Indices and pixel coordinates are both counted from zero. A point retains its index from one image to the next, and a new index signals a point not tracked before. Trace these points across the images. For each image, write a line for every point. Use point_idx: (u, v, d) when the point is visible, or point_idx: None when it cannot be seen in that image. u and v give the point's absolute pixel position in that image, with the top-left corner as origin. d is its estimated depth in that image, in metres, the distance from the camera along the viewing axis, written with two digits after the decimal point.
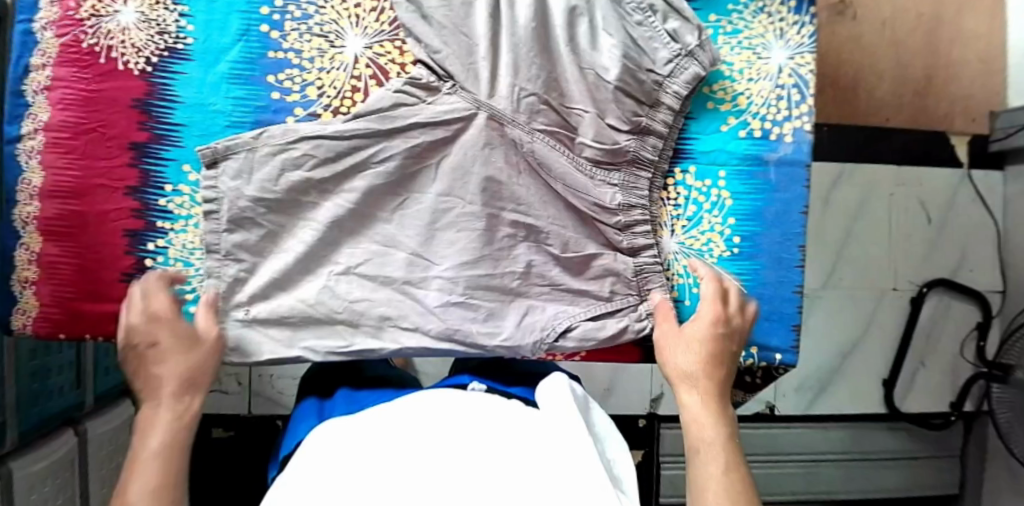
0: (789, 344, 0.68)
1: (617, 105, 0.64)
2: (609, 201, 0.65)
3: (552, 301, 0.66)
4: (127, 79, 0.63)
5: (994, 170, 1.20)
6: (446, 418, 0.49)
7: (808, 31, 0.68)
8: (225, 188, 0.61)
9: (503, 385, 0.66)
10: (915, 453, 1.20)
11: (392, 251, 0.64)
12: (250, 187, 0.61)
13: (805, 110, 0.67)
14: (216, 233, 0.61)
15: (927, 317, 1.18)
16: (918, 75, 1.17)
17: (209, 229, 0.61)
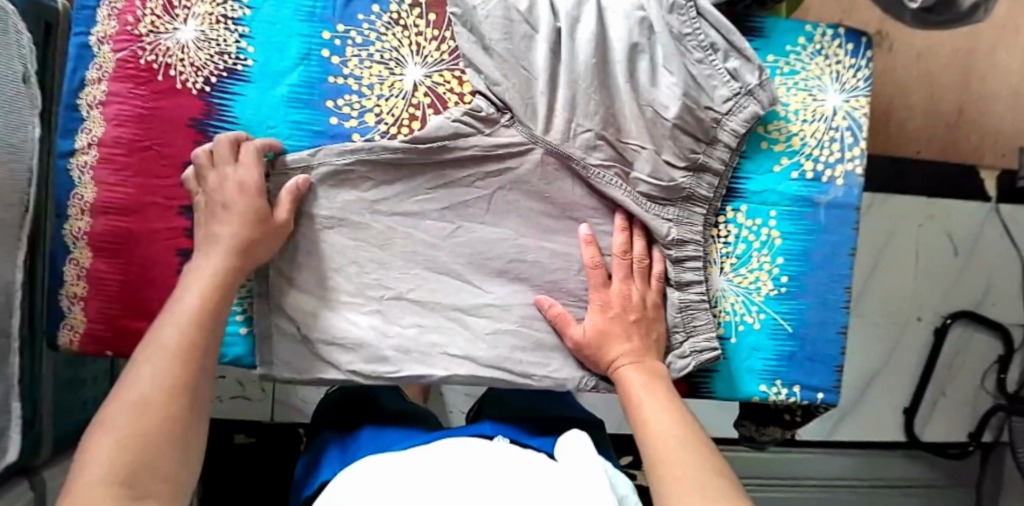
0: (831, 384, 0.68)
1: (673, 141, 0.65)
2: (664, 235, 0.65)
3: None
4: (185, 97, 0.63)
5: (1022, 204, 1.21)
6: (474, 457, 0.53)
7: (863, 75, 0.68)
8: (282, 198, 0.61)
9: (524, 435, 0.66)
10: (931, 482, 1.21)
11: (444, 277, 0.64)
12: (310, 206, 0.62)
13: (857, 153, 0.68)
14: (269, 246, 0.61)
15: (950, 349, 1.18)
16: (951, 108, 1.16)
17: None
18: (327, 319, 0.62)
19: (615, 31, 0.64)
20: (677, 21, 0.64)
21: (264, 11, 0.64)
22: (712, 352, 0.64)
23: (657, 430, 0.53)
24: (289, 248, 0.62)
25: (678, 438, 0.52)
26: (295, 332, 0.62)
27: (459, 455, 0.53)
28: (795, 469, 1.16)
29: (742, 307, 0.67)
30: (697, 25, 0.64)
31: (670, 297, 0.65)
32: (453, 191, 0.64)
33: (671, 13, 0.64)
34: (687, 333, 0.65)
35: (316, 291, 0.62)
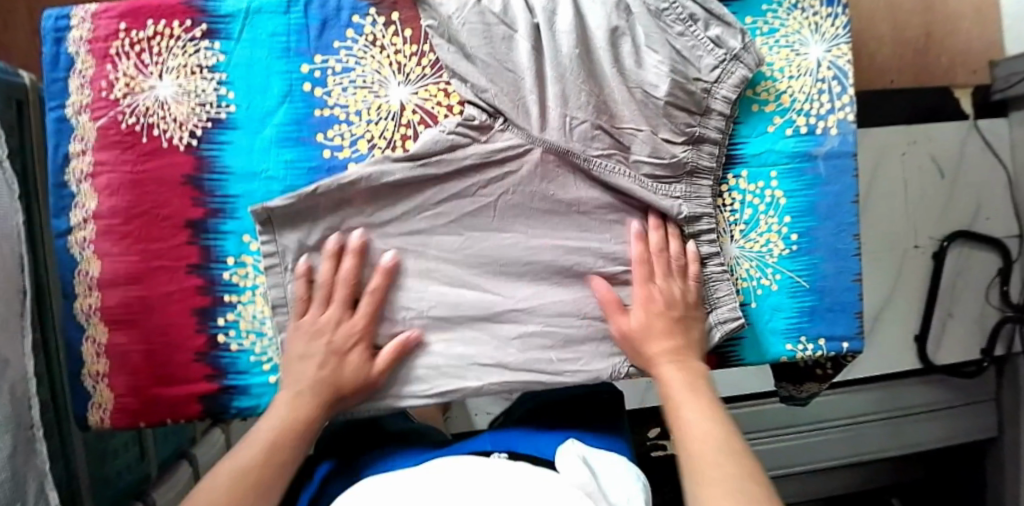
0: (854, 331, 0.70)
1: (667, 118, 0.65)
2: (675, 213, 0.64)
3: None
4: (173, 155, 0.62)
5: (999, 118, 1.23)
6: (471, 475, 0.49)
7: (842, 21, 0.68)
8: (285, 241, 0.61)
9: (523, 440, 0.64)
10: (952, 403, 1.24)
11: (463, 290, 0.64)
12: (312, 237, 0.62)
13: (847, 100, 0.68)
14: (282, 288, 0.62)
15: (950, 271, 1.20)
16: (918, 32, 1.19)
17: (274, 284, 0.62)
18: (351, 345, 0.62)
19: (593, 19, 0.64)
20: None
21: (237, 53, 0.62)
22: (736, 321, 0.65)
23: (695, 436, 0.55)
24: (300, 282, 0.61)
25: (715, 443, 0.54)
26: None
27: (460, 477, 0.49)
28: (822, 412, 1.20)
29: (758, 271, 0.68)
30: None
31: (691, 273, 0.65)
32: (459, 203, 0.63)
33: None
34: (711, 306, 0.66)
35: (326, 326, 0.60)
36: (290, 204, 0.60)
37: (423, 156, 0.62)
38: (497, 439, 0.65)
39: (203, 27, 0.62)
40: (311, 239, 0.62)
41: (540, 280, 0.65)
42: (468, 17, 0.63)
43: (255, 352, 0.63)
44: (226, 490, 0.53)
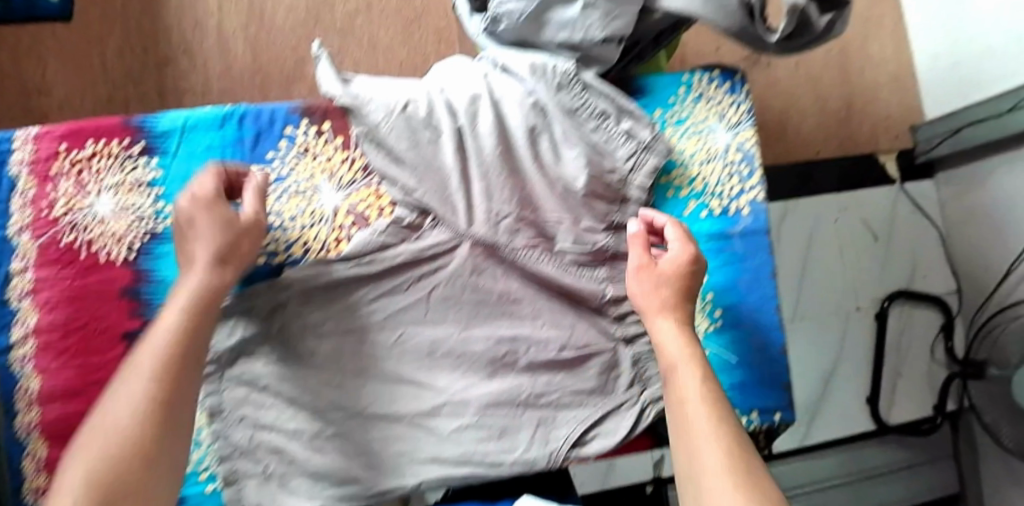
0: (785, 401, 0.73)
1: (588, 208, 0.69)
2: (601, 298, 0.69)
3: (564, 408, 0.68)
4: (111, 270, 0.64)
5: (926, 178, 1.31)
6: None
7: (744, 109, 0.74)
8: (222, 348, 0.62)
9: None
10: (911, 462, 1.26)
11: (400, 387, 0.65)
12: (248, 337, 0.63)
13: (755, 181, 0.73)
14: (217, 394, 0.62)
15: (895, 329, 1.26)
16: (838, 104, 1.29)
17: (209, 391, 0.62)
18: (288, 449, 0.62)
19: (513, 119, 0.68)
20: (567, 98, 0.68)
21: (173, 168, 0.66)
22: None
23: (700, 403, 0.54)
24: (238, 386, 0.63)
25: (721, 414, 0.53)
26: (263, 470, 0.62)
27: None
28: (790, 480, 1.18)
29: None
30: (585, 98, 0.68)
31: (623, 353, 0.70)
32: (393, 298, 0.66)
33: (562, 87, 0.68)
34: (642, 385, 0.70)
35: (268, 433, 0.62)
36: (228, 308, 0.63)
37: (357, 257, 0.65)
38: None
39: (141, 145, 0.66)
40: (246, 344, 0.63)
41: (475, 370, 0.67)
42: (399, 121, 0.67)
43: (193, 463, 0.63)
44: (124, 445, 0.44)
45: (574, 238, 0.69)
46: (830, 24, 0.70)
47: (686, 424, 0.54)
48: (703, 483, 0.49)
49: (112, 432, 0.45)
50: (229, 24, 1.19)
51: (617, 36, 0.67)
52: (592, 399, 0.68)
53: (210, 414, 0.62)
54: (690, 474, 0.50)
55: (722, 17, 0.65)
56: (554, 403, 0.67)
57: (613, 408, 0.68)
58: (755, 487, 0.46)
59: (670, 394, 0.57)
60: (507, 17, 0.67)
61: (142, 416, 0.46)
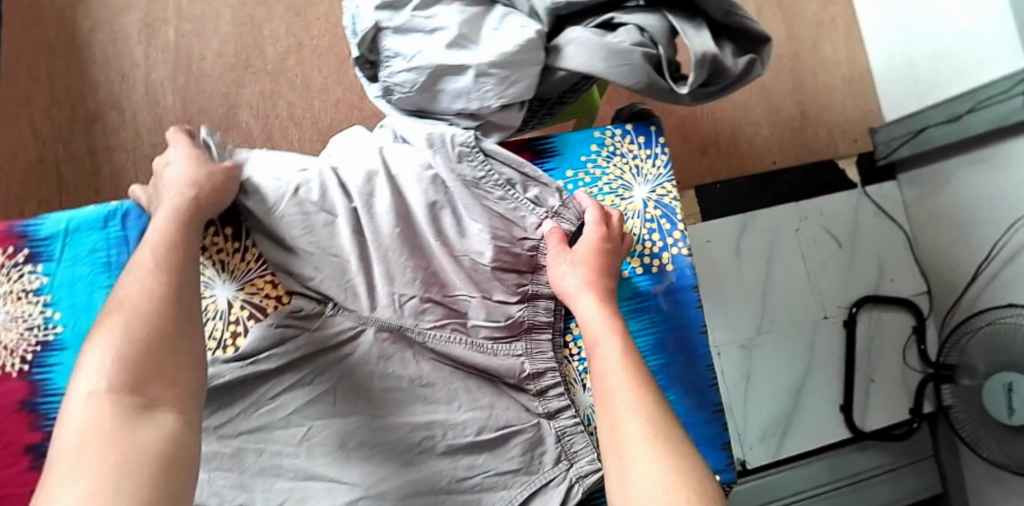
0: (725, 463, 0.69)
1: (497, 280, 0.67)
2: (518, 373, 0.66)
3: (489, 490, 0.63)
4: (5, 382, 0.61)
5: (889, 181, 1.26)
6: None
7: (662, 161, 0.71)
8: None
9: None
10: (896, 464, 1.21)
11: (312, 482, 0.60)
12: None
13: (679, 235, 0.69)
14: None
15: (864, 335, 1.21)
16: (792, 112, 1.26)
17: None
18: None
19: (412, 196, 0.66)
20: (467, 168, 0.65)
21: (60, 273, 0.64)
22: (596, 473, 0.64)
23: (620, 376, 0.53)
24: None
25: (641, 389, 0.52)
26: None
27: None
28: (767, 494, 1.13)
29: None
30: (488, 166, 0.66)
31: (544, 428, 0.66)
32: (298, 391, 0.62)
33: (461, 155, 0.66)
34: (570, 461, 0.65)
35: None
36: None
37: (251, 353, 0.61)
38: None
39: (25, 252, 0.64)
40: None
41: (392, 460, 0.61)
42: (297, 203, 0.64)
43: None
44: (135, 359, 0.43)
45: (483, 313, 0.66)
46: (750, 65, 0.70)
47: (609, 396, 0.53)
48: (626, 451, 0.48)
49: (124, 324, 0.45)
50: (157, 75, 1.15)
51: (517, 101, 0.67)
52: (520, 478, 0.64)
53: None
54: (614, 450, 0.50)
55: (627, 76, 0.63)
56: (480, 485, 0.63)
57: (540, 488, 0.64)
58: (676, 453, 0.47)
59: (593, 365, 0.56)
60: (400, 87, 0.65)
61: (155, 307, 0.46)
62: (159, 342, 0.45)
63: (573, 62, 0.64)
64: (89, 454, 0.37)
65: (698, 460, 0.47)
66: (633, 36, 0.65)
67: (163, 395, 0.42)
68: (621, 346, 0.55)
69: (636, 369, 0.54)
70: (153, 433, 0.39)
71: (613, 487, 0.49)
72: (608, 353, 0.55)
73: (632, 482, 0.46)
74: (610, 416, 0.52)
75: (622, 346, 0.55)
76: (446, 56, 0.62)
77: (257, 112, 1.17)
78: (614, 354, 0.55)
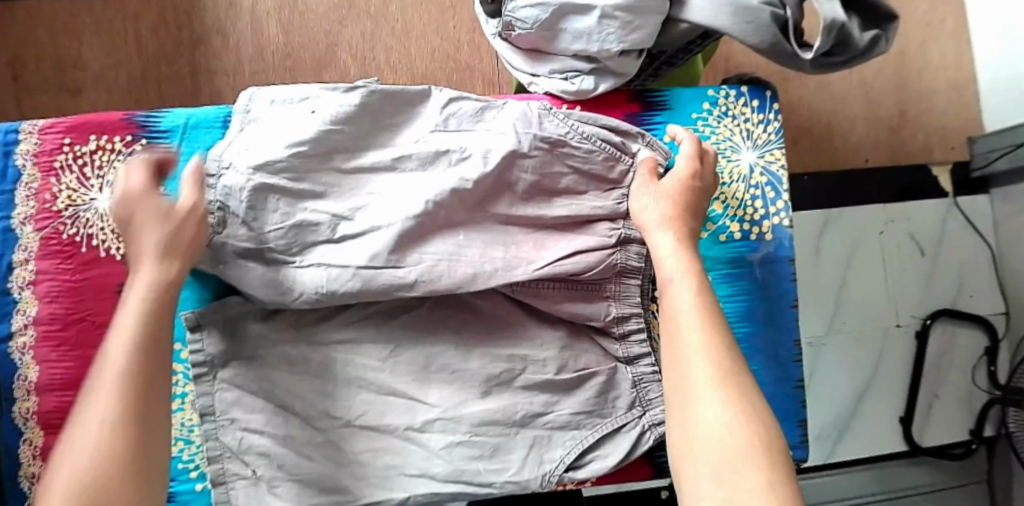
0: (799, 439, 0.67)
1: (588, 228, 0.67)
2: (605, 316, 0.67)
3: (563, 429, 0.64)
4: (110, 264, 0.64)
5: (981, 194, 1.20)
6: None
7: (774, 128, 0.69)
8: (213, 350, 0.61)
9: None
10: (946, 484, 1.17)
11: (391, 399, 0.62)
12: (239, 336, 0.61)
13: (782, 206, 0.67)
14: (210, 395, 0.60)
15: (935, 350, 1.18)
16: (891, 112, 1.22)
17: (201, 392, 0.60)
18: (277, 452, 0.59)
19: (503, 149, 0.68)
20: (551, 125, 0.66)
21: None
22: None
23: (693, 322, 0.51)
24: (228, 388, 0.60)
25: (717, 341, 0.50)
26: (250, 473, 0.59)
27: None
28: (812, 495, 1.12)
29: None
30: (570, 123, 0.66)
31: (623, 373, 0.67)
32: (382, 310, 0.65)
33: (550, 119, 0.66)
34: (642, 409, 0.66)
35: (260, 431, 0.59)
36: (222, 308, 0.61)
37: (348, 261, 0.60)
38: None
39: (143, 142, 0.67)
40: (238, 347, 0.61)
41: (467, 388, 0.63)
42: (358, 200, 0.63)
43: (183, 458, 0.62)
44: (100, 448, 0.41)
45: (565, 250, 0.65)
46: (875, 42, 0.66)
47: (679, 338, 0.51)
48: (690, 395, 0.48)
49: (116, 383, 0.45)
50: (263, 6, 1.17)
51: (636, 48, 0.64)
52: (596, 419, 0.65)
53: (201, 414, 0.60)
54: (678, 391, 0.49)
55: (753, 33, 0.61)
56: (554, 424, 0.63)
57: (613, 432, 0.65)
58: (748, 401, 0.46)
59: (663, 304, 0.55)
60: (521, 23, 0.63)
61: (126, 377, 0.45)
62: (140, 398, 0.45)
63: (698, 15, 0.63)
64: (67, 504, 0.39)
65: (767, 413, 0.46)
66: None
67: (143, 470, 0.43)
68: (696, 290, 0.54)
69: (708, 315, 0.52)
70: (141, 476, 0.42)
71: (671, 428, 0.49)
72: (681, 294, 0.54)
73: (696, 426, 0.46)
74: (678, 359, 0.51)
75: (696, 290, 0.54)
76: None
77: (356, 52, 1.18)
78: (685, 297, 0.53)
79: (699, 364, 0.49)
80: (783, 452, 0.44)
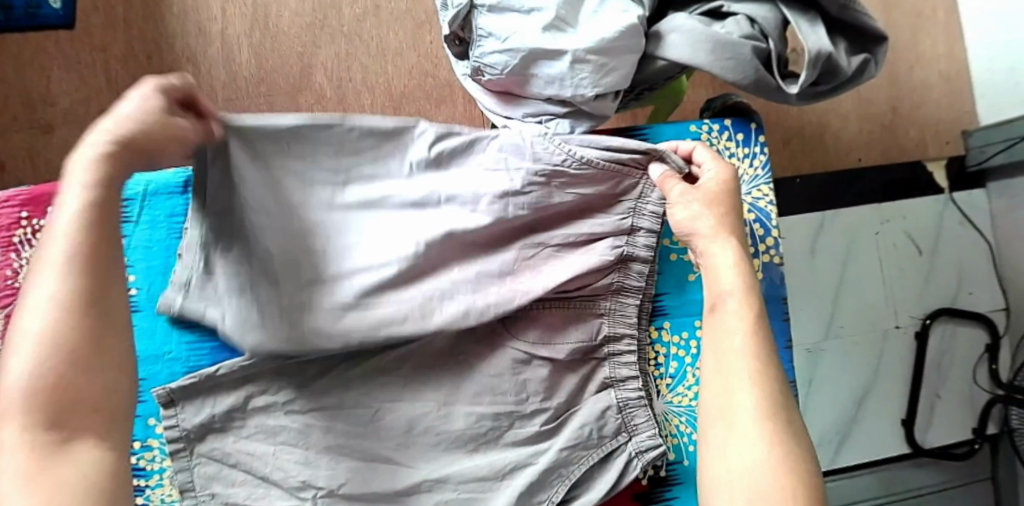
0: None
1: (588, 246, 0.64)
2: (597, 332, 0.64)
3: (545, 471, 0.60)
4: None
5: (978, 189, 1.18)
6: None
7: (761, 161, 0.66)
8: (188, 424, 0.59)
9: None
10: (949, 482, 1.18)
11: (376, 465, 0.59)
12: (215, 408, 0.59)
13: (772, 243, 0.65)
14: (188, 470, 0.58)
15: (935, 350, 1.17)
16: (883, 108, 1.18)
17: (179, 468, 0.58)
18: None
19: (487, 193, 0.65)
20: (544, 151, 0.60)
21: (138, 236, 0.64)
22: (657, 450, 0.62)
23: (744, 345, 0.50)
24: (206, 461, 0.59)
25: (767, 368, 0.49)
26: None
27: None
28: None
29: (689, 426, 0.66)
30: (567, 150, 0.60)
31: (606, 398, 0.63)
32: (359, 373, 0.62)
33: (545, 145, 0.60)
34: (629, 435, 0.63)
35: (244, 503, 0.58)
36: (193, 383, 0.59)
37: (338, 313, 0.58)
38: None
39: None
40: (212, 418, 0.59)
41: (457, 447, 0.61)
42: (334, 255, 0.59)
43: None
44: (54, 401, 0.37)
45: (562, 276, 0.62)
46: (863, 65, 0.63)
47: (722, 367, 0.50)
48: (732, 420, 0.48)
49: (42, 353, 0.37)
50: (234, 30, 1.13)
51: (612, 90, 0.62)
52: (584, 451, 0.61)
53: (181, 490, 0.58)
54: (722, 413, 0.48)
55: (733, 70, 0.58)
56: (541, 469, 0.60)
57: (599, 461, 0.62)
58: (792, 445, 0.46)
59: (710, 321, 0.53)
60: (489, 69, 0.62)
61: (66, 316, 0.39)
62: (78, 379, 0.38)
63: (675, 52, 0.60)
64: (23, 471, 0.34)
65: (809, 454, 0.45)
66: (743, 27, 0.60)
67: (90, 427, 0.38)
68: (747, 309, 0.52)
69: (756, 340, 0.51)
70: (72, 476, 0.35)
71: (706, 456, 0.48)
72: (730, 313, 0.52)
73: (737, 461, 0.46)
74: (722, 381, 0.50)
75: (747, 309, 0.52)
76: (542, 39, 0.59)
77: (331, 73, 1.15)
78: (735, 314, 0.52)
79: (745, 392, 0.48)
80: (822, 496, 0.44)
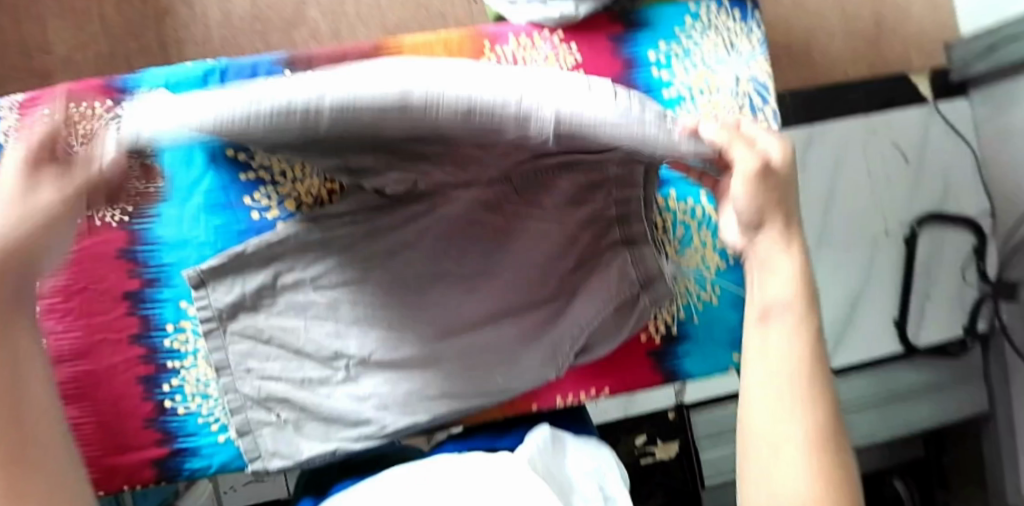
0: None
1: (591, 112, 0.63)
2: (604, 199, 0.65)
3: (558, 323, 0.66)
4: (107, 233, 0.63)
5: (961, 97, 1.23)
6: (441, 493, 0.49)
7: (757, 37, 0.68)
8: (218, 304, 0.62)
9: (493, 440, 0.68)
10: (941, 384, 1.23)
11: (403, 334, 0.63)
12: (245, 287, 0.62)
13: (771, 113, 0.67)
14: (223, 350, 0.63)
15: (924, 252, 1.23)
16: (867, 24, 1.21)
17: (215, 348, 0.63)
18: (305, 393, 0.63)
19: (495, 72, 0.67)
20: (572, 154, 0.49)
21: None
22: (663, 294, 0.67)
23: (794, 372, 0.50)
24: (245, 340, 0.63)
25: (817, 393, 0.49)
26: (277, 415, 0.64)
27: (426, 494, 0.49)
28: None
29: (698, 287, 0.71)
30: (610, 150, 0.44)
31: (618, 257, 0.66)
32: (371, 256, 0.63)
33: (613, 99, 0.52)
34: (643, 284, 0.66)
35: (289, 375, 0.63)
36: (223, 265, 0.61)
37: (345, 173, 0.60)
38: (461, 443, 0.68)
39: (124, 105, 0.64)
40: (243, 297, 0.62)
41: (481, 314, 0.65)
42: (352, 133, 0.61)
43: (203, 413, 0.65)
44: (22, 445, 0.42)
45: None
46: None
47: (768, 359, 0.50)
48: (781, 443, 0.48)
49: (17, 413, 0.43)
50: None
51: None
52: (596, 303, 0.66)
53: (217, 369, 0.63)
54: (772, 432, 0.48)
55: None
56: (557, 327, 0.66)
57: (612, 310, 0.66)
58: (816, 378, 0.49)
59: (759, 330, 0.52)
60: None
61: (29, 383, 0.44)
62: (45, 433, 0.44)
63: None
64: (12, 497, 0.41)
65: (846, 468, 0.47)
66: None
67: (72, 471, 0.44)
68: (796, 315, 0.51)
69: (806, 353, 0.50)
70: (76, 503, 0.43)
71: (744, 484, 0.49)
72: (781, 319, 0.51)
73: (778, 425, 0.49)
74: (770, 400, 0.49)
75: (796, 314, 0.51)
76: None
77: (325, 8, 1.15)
78: (785, 321, 0.51)
79: (798, 424, 0.48)
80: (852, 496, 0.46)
